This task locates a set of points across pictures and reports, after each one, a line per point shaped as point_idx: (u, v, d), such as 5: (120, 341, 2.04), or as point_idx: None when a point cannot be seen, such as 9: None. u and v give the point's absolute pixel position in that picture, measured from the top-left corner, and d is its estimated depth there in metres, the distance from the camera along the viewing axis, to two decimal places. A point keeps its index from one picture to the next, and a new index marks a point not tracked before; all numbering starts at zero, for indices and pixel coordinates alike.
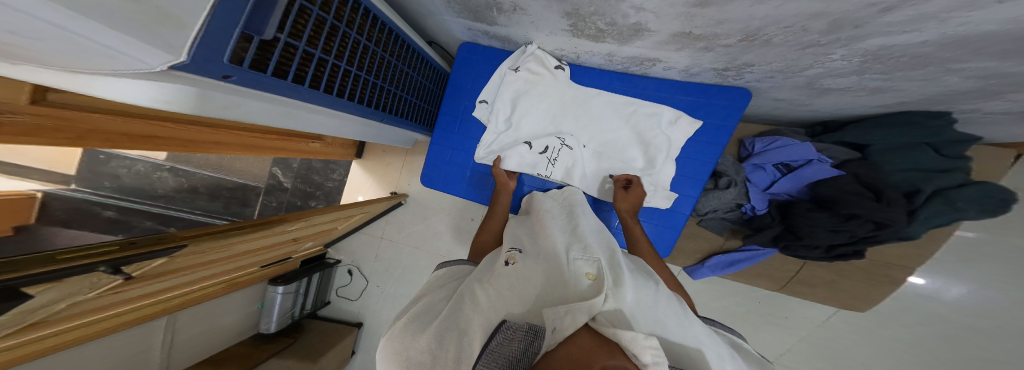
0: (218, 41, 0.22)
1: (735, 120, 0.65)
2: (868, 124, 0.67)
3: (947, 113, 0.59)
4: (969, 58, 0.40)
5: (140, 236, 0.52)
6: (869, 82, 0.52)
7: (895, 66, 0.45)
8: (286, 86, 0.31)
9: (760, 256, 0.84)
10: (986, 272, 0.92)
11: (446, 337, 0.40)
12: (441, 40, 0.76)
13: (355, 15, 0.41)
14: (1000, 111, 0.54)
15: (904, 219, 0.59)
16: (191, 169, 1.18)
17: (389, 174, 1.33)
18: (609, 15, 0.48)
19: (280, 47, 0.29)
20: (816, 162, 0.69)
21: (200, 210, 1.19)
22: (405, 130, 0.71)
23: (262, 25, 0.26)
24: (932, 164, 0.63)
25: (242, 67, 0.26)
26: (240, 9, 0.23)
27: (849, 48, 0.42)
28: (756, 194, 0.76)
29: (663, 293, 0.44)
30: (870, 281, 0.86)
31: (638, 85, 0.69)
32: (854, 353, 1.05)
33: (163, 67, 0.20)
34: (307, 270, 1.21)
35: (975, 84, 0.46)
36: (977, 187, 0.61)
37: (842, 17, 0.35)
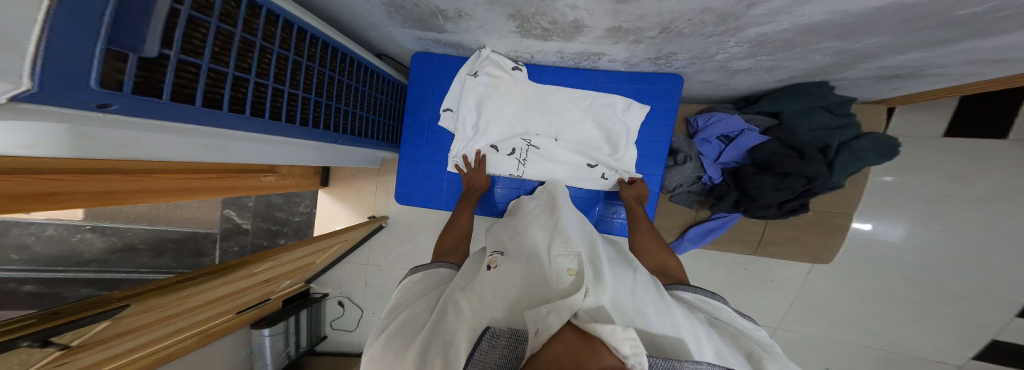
0: (75, 62, 0.17)
1: (677, 100, 0.70)
2: (775, 96, 0.75)
3: (824, 83, 0.68)
4: (818, 40, 0.47)
5: (69, 303, 0.45)
6: (762, 63, 0.59)
7: (773, 50, 0.52)
8: (191, 111, 0.28)
9: (728, 221, 0.92)
10: (911, 209, 1.07)
11: (431, 351, 0.39)
12: (391, 52, 0.74)
13: (276, 30, 0.39)
14: (861, 77, 0.65)
15: (825, 170, 0.70)
16: (120, 226, 1.05)
17: (362, 198, 1.27)
18: (549, 14, 0.50)
19: (172, 67, 0.25)
20: (747, 131, 0.76)
21: (146, 268, 1.06)
22: (369, 150, 0.69)
23: (140, 41, 0.21)
24: (831, 122, 0.73)
25: (122, 93, 0.22)
26: (94, 20, 0.17)
27: (737, 37, 0.48)
28: (710, 165, 0.82)
29: (641, 280, 0.46)
30: (822, 232, 0.96)
31: (590, 78, 0.72)
32: (826, 297, 1.18)
33: (3, 100, 0.15)
34: (294, 307, 1.13)
35: (834, 59, 0.54)
36: (870, 138, 0.73)
37: (723, 12, 0.40)
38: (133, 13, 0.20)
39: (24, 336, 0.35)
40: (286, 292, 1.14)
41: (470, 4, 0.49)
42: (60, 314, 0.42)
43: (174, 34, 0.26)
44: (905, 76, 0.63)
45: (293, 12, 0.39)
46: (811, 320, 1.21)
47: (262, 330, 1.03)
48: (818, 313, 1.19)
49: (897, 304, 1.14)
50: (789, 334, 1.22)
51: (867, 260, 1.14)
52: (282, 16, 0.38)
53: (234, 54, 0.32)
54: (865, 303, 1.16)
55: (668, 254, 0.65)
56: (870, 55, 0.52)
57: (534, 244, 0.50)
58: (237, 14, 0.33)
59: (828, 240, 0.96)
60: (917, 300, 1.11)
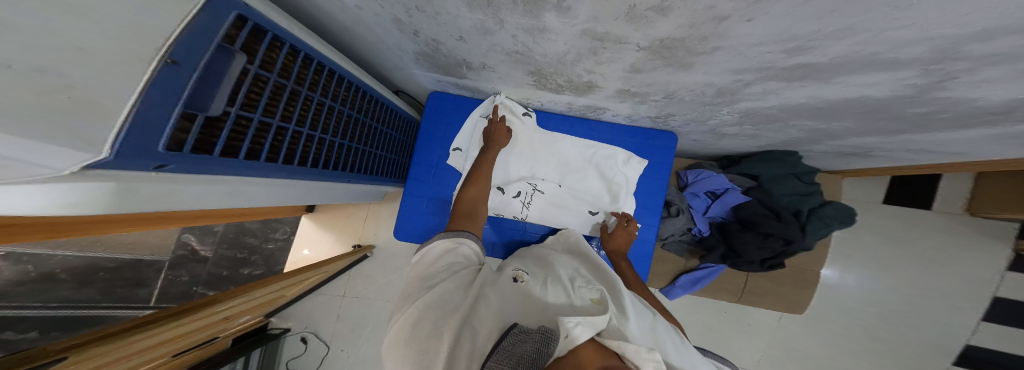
0: (153, 123, 0.21)
1: (671, 158, 0.76)
2: (753, 160, 0.84)
3: (795, 152, 0.80)
4: (795, 119, 0.55)
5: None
6: (746, 130, 0.67)
7: (757, 121, 0.60)
8: (235, 163, 0.30)
9: (715, 272, 0.95)
10: (862, 261, 1.18)
11: (463, 336, 0.40)
12: (408, 89, 0.77)
13: (309, 72, 0.39)
14: (825, 152, 0.75)
15: (798, 234, 0.77)
16: (42, 251, 0.86)
17: (348, 226, 1.19)
18: (567, 75, 0.55)
19: (229, 122, 0.28)
20: (731, 189, 0.83)
21: (59, 302, 0.86)
22: (376, 186, 0.67)
23: (208, 101, 0.26)
24: (801, 189, 0.83)
25: (182, 152, 0.24)
26: (180, 87, 0.22)
27: (730, 107, 0.54)
28: (699, 219, 0.87)
29: (659, 329, 0.47)
30: (797, 284, 1.02)
31: (595, 128, 0.77)
32: (800, 343, 1.21)
33: (78, 168, 0.18)
34: (240, 349, 0.95)
35: (804, 134, 0.64)
36: (834, 206, 0.83)
37: (722, 87, 0.47)
38: (213, 79, 0.25)
39: None
40: (239, 328, 0.95)
41: (495, 60, 0.54)
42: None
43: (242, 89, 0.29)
44: (859, 155, 0.74)
45: (327, 54, 0.41)
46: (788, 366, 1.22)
47: None
48: (797, 361, 1.21)
49: (861, 351, 1.19)
50: None
51: (833, 307, 1.21)
52: (319, 59, 0.40)
53: (281, 105, 0.34)
54: (837, 351, 1.20)
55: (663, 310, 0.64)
56: (835, 135, 0.61)
57: (558, 272, 0.52)
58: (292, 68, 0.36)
59: (800, 291, 1.02)
60: (879, 348, 1.18)
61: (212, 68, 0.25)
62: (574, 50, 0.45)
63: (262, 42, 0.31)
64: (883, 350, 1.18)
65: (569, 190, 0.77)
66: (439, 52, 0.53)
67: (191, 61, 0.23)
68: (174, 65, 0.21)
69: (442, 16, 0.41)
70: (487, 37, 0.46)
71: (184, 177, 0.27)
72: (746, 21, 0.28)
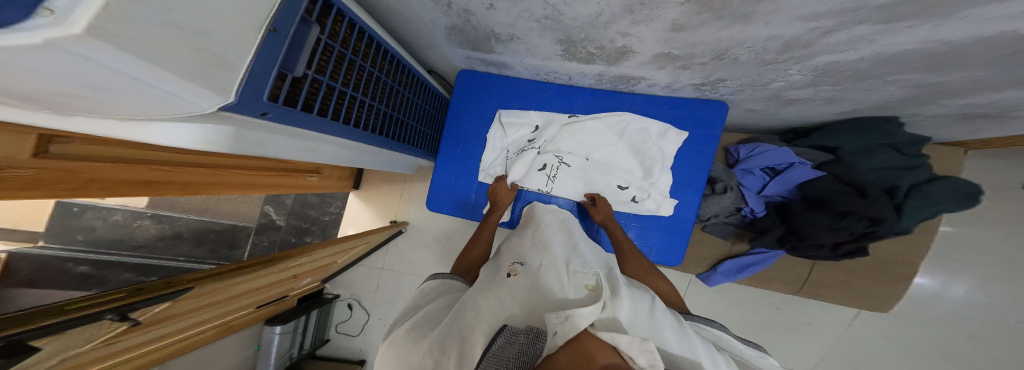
0: (260, 78, 0.26)
1: (719, 130, 0.70)
2: (831, 131, 0.73)
3: (894, 117, 0.66)
4: (900, 71, 0.46)
5: (150, 282, 0.56)
6: (823, 93, 0.58)
7: (840, 78, 0.52)
8: (312, 119, 0.35)
9: (770, 258, 0.86)
10: (964, 262, 0.98)
11: (454, 326, 0.42)
12: (441, 69, 0.80)
13: (360, 42, 0.43)
14: (939, 115, 0.63)
15: (893, 212, 0.65)
16: (173, 214, 1.13)
17: (387, 204, 1.30)
18: (598, 40, 0.53)
19: (308, 83, 0.33)
20: (798, 164, 0.74)
21: (184, 256, 1.13)
22: (413, 158, 0.72)
23: (294, 64, 0.30)
24: (898, 162, 0.71)
25: (276, 104, 0.30)
26: (277, 49, 0.27)
27: (801, 65, 0.48)
28: (753, 198, 0.80)
29: (657, 308, 0.44)
30: (881, 279, 0.89)
31: (626, 101, 0.74)
32: (865, 349, 1.07)
33: (213, 108, 0.23)
34: (306, 307, 1.14)
35: (907, 93, 0.54)
36: (946, 182, 0.69)
37: (791, 40, 0.42)
38: (298, 48, 0.30)
39: (108, 310, 0.45)
40: (303, 289, 1.13)
41: (525, 29, 0.54)
42: (141, 291, 0.53)
43: (316, 56, 0.34)
44: (993, 116, 0.60)
45: (373, 26, 0.44)
46: None
47: (274, 327, 1.05)
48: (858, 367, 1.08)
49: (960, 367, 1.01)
50: None
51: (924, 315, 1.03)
52: (368, 30, 0.43)
53: (343, 72, 0.39)
54: (910, 360, 1.04)
55: (659, 277, 0.64)
56: (953, 89, 0.51)
57: (551, 258, 0.49)
58: (348, 36, 0.40)
59: (886, 287, 0.89)
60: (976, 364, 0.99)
61: (298, 37, 0.30)
62: (608, 10, 0.44)
63: (329, 16, 0.35)
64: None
65: (595, 166, 0.76)
66: (469, 24, 0.55)
67: (285, 27, 0.27)
68: (275, 32, 0.26)
69: None
70: (517, 3, 0.46)
71: (274, 127, 0.33)
72: None
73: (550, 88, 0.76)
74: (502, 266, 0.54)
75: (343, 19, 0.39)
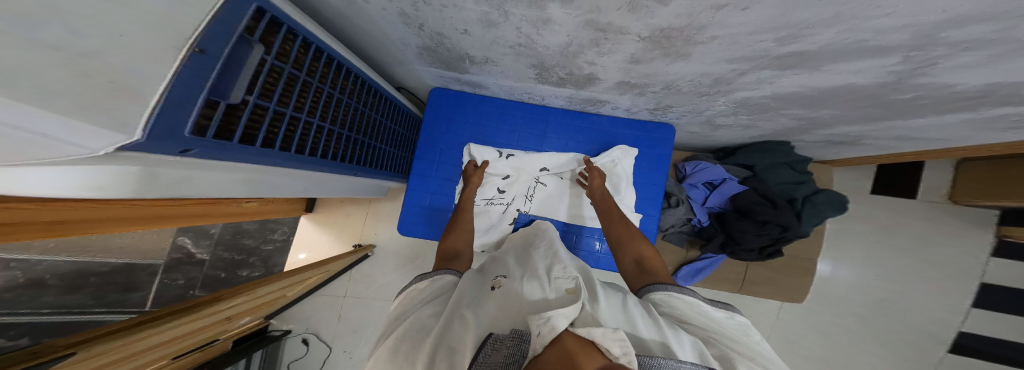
0: (181, 109, 0.21)
1: (670, 149, 0.79)
2: (748, 151, 0.87)
3: (787, 142, 0.83)
4: (789, 107, 0.59)
5: (5, 354, 0.39)
6: (741, 121, 0.70)
7: (753, 110, 0.63)
8: (251, 151, 0.30)
9: (715, 262, 0.97)
10: (853, 249, 1.21)
11: (438, 357, 0.39)
12: (411, 85, 0.77)
13: (316, 63, 0.40)
14: (816, 140, 0.79)
15: (793, 220, 0.80)
16: (28, 255, 0.78)
17: (347, 228, 1.17)
18: (569, 67, 0.57)
19: (247, 109, 0.29)
20: (728, 179, 0.86)
21: (49, 308, 0.78)
22: (380, 181, 0.67)
23: (228, 89, 0.26)
24: (796, 178, 0.87)
25: (205, 139, 0.25)
26: (206, 74, 0.23)
27: (726, 98, 0.58)
28: (699, 209, 0.90)
29: (632, 305, 0.46)
30: (795, 273, 1.06)
31: (594, 122, 0.79)
32: (800, 331, 1.23)
33: (109, 149, 0.18)
34: (249, 347, 0.93)
35: (796, 123, 0.68)
36: (827, 194, 0.87)
37: (718, 77, 0.50)
38: (232, 69, 0.26)
39: None
40: (240, 330, 0.93)
41: (498, 54, 0.55)
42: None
43: (260, 78, 0.30)
44: (848, 144, 0.78)
45: (334, 45, 0.42)
46: (792, 360, 1.22)
47: None
48: (796, 350, 1.22)
49: (856, 340, 1.21)
50: None
51: (826, 296, 1.23)
52: (325, 49, 0.40)
53: (295, 94, 0.36)
54: (831, 336, 1.22)
55: (644, 242, 0.63)
56: (825, 123, 0.65)
57: (534, 267, 0.51)
58: (300, 56, 0.36)
59: (800, 280, 1.06)
60: (873, 333, 1.21)
61: (233, 57, 0.26)
62: (576, 41, 0.47)
63: (277, 35, 0.32)
64: (875, 339, 1.20)
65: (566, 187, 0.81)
66: (443, 46, 0.54)
67: (215, 48, 0.24)
68: (202, 54, 0.22)
69: (447, 10, 0.43)
70: (492, 30, 0.47)
71: (197, 162, 0.27)
72: (740, 10, 0.33)
73: (522, 108, 0.78)
74: (486, 279, 0.54)
75: (295, 37, 0.35)
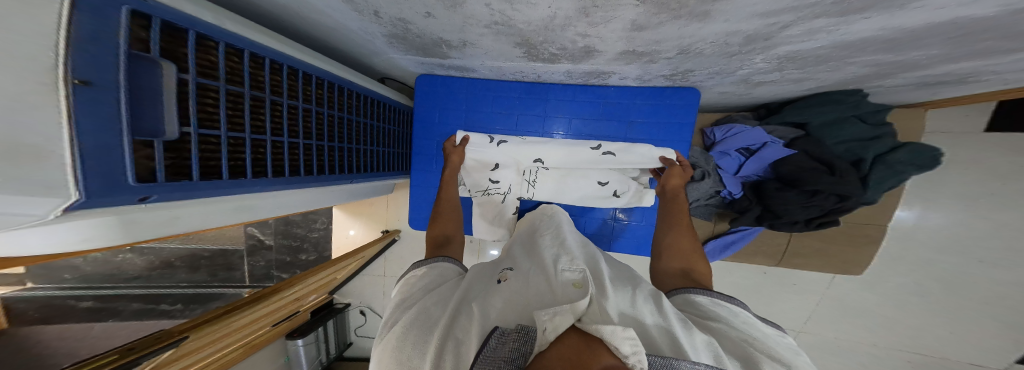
0: (109, 158, 0.22)
1: (693, 117, 0.67)
2: (800, 106, 0.69)
3: (859, 90, 0.62)
4: (860, 55, 0.43)
5: (140, 340, 0.58)
6: (789, 76, 0.54)
7: (805, 63, 0.47)
8: (219, 184, 0.32)
9: (749, 235, 0.88)
10: (959, 209, 0.95)
11: (447, 347, 0.41)
12: (395, 74, 0.74)
13: (262, 73, 0.38)
14: (905, 84, 0.59)
15: (858, 188, 0.64)
16: (156, 245, 1.11)
17: (375, 214, 1.27)
18: (558, 42, 0.47)
19: (193, 141, 0.29)
20: (771, 143, 0.71)
21: (186, 282, 1.14)
22: (384, 181, 0.70)
23: (159, 125, 0.26)
24: (863, 134, 0.68)
25: (157, 182, 0.26)
26: (111, 108, 0.22)
27: (765, 55, 0.44)
28: (730, 179, 0.78)
29: (641, 294, 0.45)
30: (854, 243, 0.92)
31: (600, 95, 0.69)
32: (856, 302, 1.10)
33: (57, 211, 0.20)
34: (321, 318, 1.16)
35: (872, 70, 0.50)
36: (908, 149, 0.67)
37: (752, 34, 0.37)
38: (147, 97, 0.25)
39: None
40: (312, 304, 1.15)
41: (475, 34, 0.48)
42: (134, 350, 0.55)
43: (188, 104, 0.28)
44: (954, 83, 0.57)
45: (275, 48, 0.38)
46: (844, 327, 1.14)
47: (296, 341, 1.06)
48: (851, 320, 1.12)
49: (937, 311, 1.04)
50: (817, 339, 1.16)
51: (904, 265, 1.04)
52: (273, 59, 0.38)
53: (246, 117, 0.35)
54: (901, 306, 1.07)
55: (700, 259, 0.59)
56: (917, 65, 0.47)
57: (540, 259, 0.51)
58: (245, 74, 0.35)
59: (860, 252, 0.92)
60: (964, 308, 1.02)
61: (141, 84, 0.25)
62: (560, 13, 0.38)
63: (189, 45, 0.28)
64: (968, 309, 1.01)
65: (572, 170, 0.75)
66: (411, 32, 0.49)
67: (105, 77, 0.21)
68: (92, 87, 0.20)
69: None
70: (458, 10, 0.40)
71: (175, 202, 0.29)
72: None
73: (516, 87, 0.71)
74: (495, 272, 0.56)
75: (240, 51, 0.34)
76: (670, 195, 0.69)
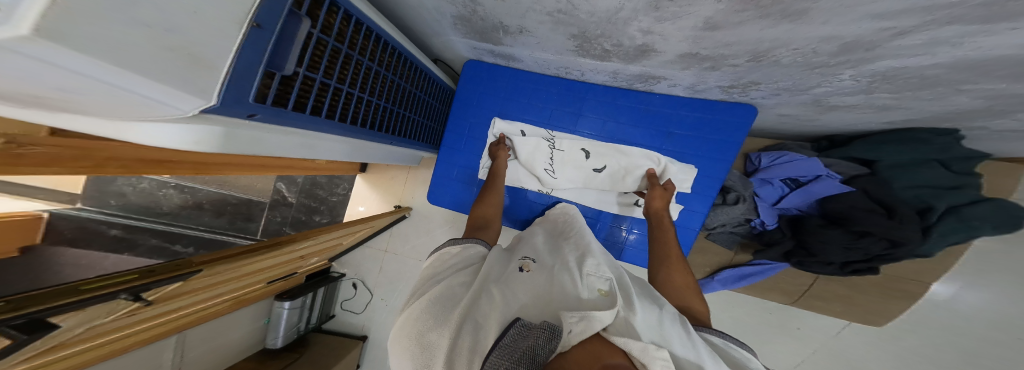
0: (243, 79, 0.24)
1: (743, 136, 0.65)
2: (874, 141, 0.65)
3: (950, 131, 0.58)
4: (975, 81, 0.39)
5: (161, 263, 0.58)
6: (875, 101, 0.51)
7: (902, 86, 0.44)
8: (304, 118, 0.34)
9: (771, 269, 0.83)
10: None
11: (463, 329, 0.42)
12: (446, 57, 0.77)
13: (357, 35, 0.41)
14: (1012, 130, 0.53)
15: (918, 238, 0.59)
16: (194, 185, 1.19)
17: (393, 188, 1.30)
18: (616, 37, 0.48)
19: (298, 80, 0.32)
20: (825, 177, 0.67)
21: (204, 226, 1.20)
22: (412, 150, 0.72)
23: (282, 62, 0.28)
24: (941, 181, 0.63)
25: (265, 105, 0.28)
26: (261, 45, 0.25)
27: (857, 69, 0.42)
28: (765, 209, 0.75)
29: (667, 317, 0.44)
30: (886, 296, 0.84)
31: (643, 101, 0.69)
32: (872, 365, 1.01)
33: (195, 111, 0.22)
34: (313, 285, 1.19)
35: (983, 104, 0.45)
36: (991, 205, 0.61)
37: (852, 41, 0.35)
38: (287, 42, 0.28)
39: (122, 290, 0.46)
40: (310, 267, 1.17)
41: (535, 22, 0.49)
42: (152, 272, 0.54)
43: (307, 51, 0.32)
44: None
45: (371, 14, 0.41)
46: None
47: (284, 302, 1.08)
48: None
49: None
50: None
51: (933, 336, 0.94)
52: (370, 27, 0.42)
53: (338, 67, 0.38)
54: None
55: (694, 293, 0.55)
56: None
57: (563, 261, 0.52)
58: (343, 30, 0.38)
59: (890, 304, 0.85)
60: None
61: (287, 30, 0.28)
62: (628, 6, 0.38)
63: (321, 7, 0.33)
64: None
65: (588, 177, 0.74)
66: (477, 14, 0.51)
67: (272, 23, 0.25)
68: (258, 28, 0.24)
69: None
70: None
71: (262, 126, 0.31)
72: None
73: (559, 83, 0.72)
74: (512, 258, 0.56)
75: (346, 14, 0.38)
76: (656, 219, 0.68)
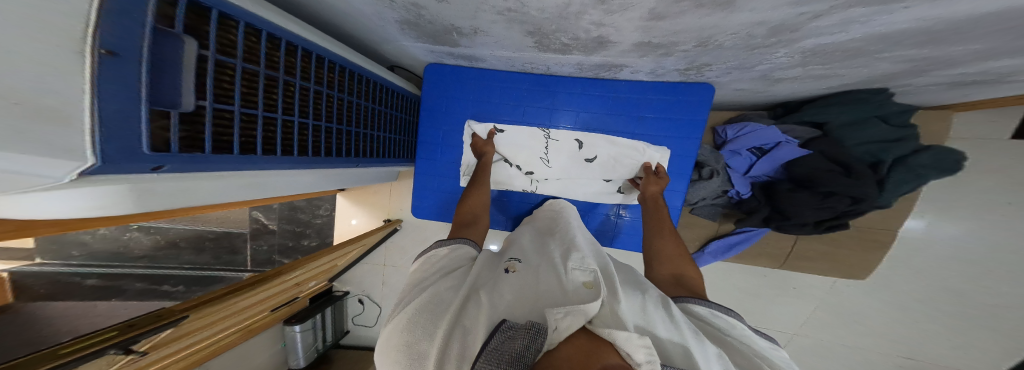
0: (123, 129, 0.21)
1: (706, 113, 0.66)
2: (823, 104, 0.66)
3: (884, 90, 0.60)
4: (896, 49, 0.40)
5: (142, 316, 0.57)
6: (812, 72, 0.52)
7: (829, 59, 0.45)
8: (233, 159, 0.32)
9: (754, 235, 0.87)
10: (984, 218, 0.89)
11: (453, 335, 0.42)
12: (404, 63, 0.74)
13: (278, 54, 0.38)
14: (934, 83, 0.55)
15: (875, 191, 0.63)
16: (163, 225, 1.13)
17: (378, 202, 1.28)
18: (571, 31, 0.47)
19: (208, 115, 0.28)
20: (785, 143, 0.70)
21: (190, 264, 1.15)
22: (386, 168, 0.70)
23: (175, 95, 0.25)
24: (885, 135, 0.66)
25: (172, 153, 0.26)
26: (133, 81, 0.21)
27: (790, 48, 0.42)
28: (739, 180, 0.77)
29: (650, 300, 0.45)
30: (865, 247, 0.91)
31: (610, 88, 0.69)
32: (861, 309, 1.07)
33: (72, 175, 0.19)
34: (322, 304, 1.15)
35: (903, 67, 0.47)
36: (930, 152, 0.66)
37: (778, 25, 0.35)
38: (170, 69, 0.25)
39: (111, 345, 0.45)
40: (309, 291, 1.13)
41: (487, 21, 0.47)
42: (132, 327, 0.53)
43: (207, 79, 0.28)
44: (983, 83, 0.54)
45: (290, 29, 0.38)
46: (839, 333, 1.11)
47: (294, 326, 1.03)
48: (845, 326, 1.10)
49: (929, 320, 1.03)
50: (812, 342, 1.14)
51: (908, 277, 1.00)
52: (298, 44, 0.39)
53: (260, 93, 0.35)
54: (903, 314, 1.04)
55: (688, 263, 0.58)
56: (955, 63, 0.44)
57: (550, 258, 0.52)
58: (258, 49, 0.35)
59: (861, 253, 0.92)
60: (965, 321, 0.99)
61: (163, 54, 0.24)
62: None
63: (210, 21, 0.28)
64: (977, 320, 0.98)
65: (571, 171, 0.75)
66: (423, 18, 0.48)
67: (130, 46, 0.20)
68: (116, 57, 0.20)
69: None
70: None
71: (181, 175, 0.29)
72: None
73: (525, 78, 0.71)
74: (498, 261, 0.57)
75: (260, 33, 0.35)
76: (652, 203, 0.69)
